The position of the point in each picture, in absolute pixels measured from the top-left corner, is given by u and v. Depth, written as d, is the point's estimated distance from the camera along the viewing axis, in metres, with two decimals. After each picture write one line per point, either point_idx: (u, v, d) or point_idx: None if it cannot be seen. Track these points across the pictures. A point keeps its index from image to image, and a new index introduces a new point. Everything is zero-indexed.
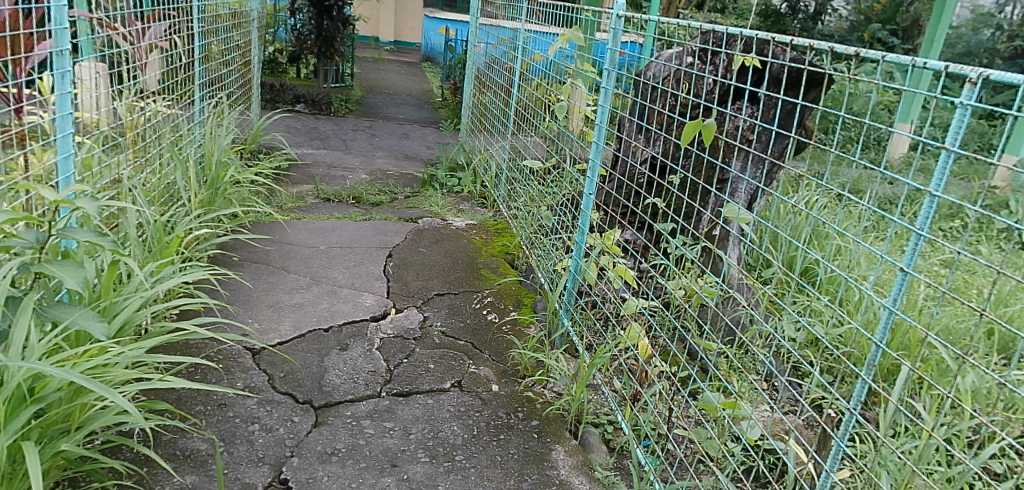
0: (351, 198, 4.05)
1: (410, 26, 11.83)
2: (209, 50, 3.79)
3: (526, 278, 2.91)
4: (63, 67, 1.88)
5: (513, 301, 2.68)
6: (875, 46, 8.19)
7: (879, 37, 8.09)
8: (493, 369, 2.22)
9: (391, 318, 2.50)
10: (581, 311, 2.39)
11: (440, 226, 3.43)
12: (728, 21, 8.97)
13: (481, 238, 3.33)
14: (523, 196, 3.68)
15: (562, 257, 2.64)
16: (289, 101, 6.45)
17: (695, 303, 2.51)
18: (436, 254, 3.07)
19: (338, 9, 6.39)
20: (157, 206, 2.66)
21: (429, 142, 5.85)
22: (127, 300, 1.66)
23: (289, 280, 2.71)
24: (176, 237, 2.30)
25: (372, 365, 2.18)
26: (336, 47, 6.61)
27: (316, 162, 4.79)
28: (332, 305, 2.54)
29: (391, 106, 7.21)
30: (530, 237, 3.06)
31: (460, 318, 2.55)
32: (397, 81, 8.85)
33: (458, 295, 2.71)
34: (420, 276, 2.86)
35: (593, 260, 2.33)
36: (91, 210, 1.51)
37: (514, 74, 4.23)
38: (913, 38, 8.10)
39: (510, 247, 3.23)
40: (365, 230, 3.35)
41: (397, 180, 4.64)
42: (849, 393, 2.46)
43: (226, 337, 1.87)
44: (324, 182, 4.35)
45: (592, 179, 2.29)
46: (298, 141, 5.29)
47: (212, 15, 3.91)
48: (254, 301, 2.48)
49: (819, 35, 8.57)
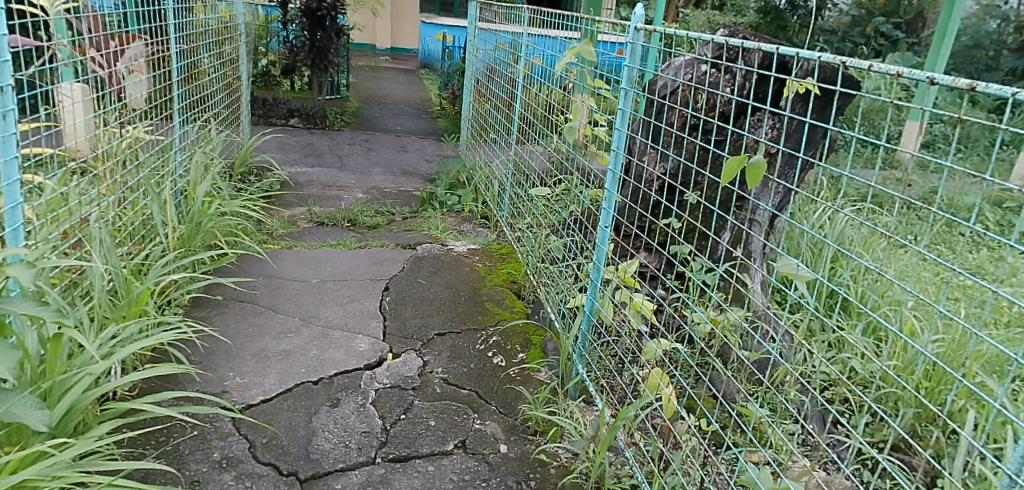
0: (346, 221, 3.83)
1: (405, 32, 11.60)
2: (194, 71, 3.58)
3: (534, 313, 2.67)
4: (5, 104, 1.69)
5: (521, 341, 2.46)
6: (880, 41, 7.96)
7: (884, 32, 7.86)
8: (500, 424, 2.00)
9: (388, 365, 2.28)
10: (597, 355, 2.16)
11: (439, 252, 3.20)
12: (727, 19, 8.74)
13: (484, 264, 3.10)
14: (529, 218, 3.46)
15: (573, 292, 2.41)
16: (282, 116, 6.23)
17: (719, 341, 2.30)
18: (437, 286, 2.84)
19: (331, 19, 6.22)
20: (133, 245, 2.46)
21: (428, 156, 5.63)
22: (76, 377, 1.46)
23: (277, 322, 2.49)
24: (145, 292, 2.07)
25: (365, 424, 1.96)
26: (330, 58, 6.40)
27: (311, 182, 4.57)
28: (322, 352, 2.31)
29: (387, 117, 6.99)
30: (537, 265, 2.83)
31: (463, 362, 2.32)
32: (394, 90, 8.64)
33: (461, 334, 2.49)
34: (420, 312, 2.63)
35: (609, 299, 2.10)
36: (28, 280, 1.31)
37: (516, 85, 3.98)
38: (917, 31, 7.88)
39: (516, 272, 3.01)
40: (360, 259, 3.13)
41: (395, 198, 4.41)
42: (893, 437, 2.22)
43: (197, 409, 1.66)
44: (318, 203, 4.14)
45: (608, 209, 2.05)
46: (291, 158, 5.08)
47: (198, 31, 3.73)
48: (236, 351, 2.26)
49: (820, 31, 8.31)
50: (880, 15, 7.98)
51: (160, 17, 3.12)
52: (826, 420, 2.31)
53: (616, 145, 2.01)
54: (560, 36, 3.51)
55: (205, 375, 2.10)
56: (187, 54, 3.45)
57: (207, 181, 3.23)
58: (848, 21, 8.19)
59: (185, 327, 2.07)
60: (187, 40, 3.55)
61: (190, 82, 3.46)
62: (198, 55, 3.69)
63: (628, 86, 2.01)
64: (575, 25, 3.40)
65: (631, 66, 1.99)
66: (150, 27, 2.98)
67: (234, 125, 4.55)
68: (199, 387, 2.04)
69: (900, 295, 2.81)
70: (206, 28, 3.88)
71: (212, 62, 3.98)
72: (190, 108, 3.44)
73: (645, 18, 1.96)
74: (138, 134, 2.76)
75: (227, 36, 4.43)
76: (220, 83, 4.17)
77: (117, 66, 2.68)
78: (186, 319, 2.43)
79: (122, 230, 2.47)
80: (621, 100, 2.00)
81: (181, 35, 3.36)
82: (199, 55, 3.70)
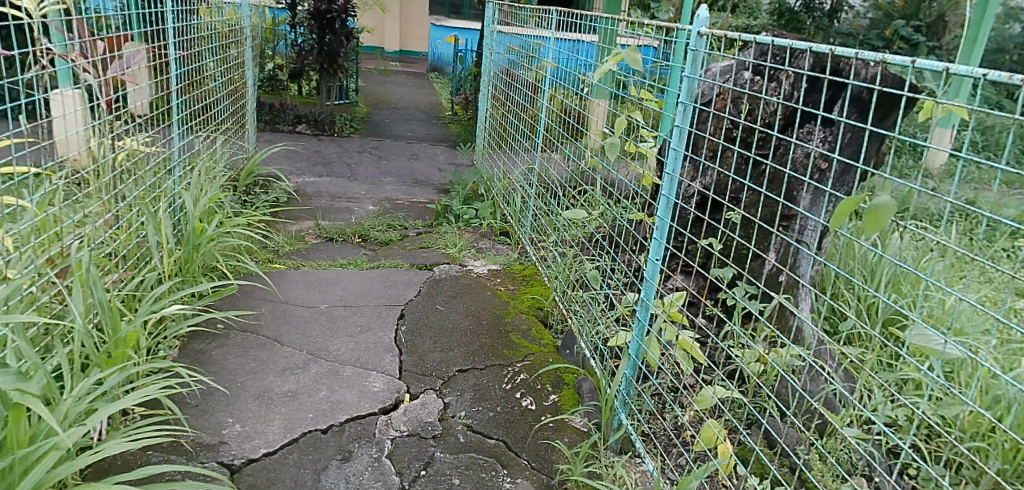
0: (357, 237, 3.60)
1: (413, 34, 11.38)
2: (196, 78, 3.34)
3: (565, 345, 2.43)
4: None
5: (551, 379, 2.22)
6: (900, 44, 7.59)
7: (904, 35, 7.51)
8: (533, 483, 1.77)
9: (405, 408, 2.04)
10: (641, 401, 1.91)
11: (458, 274, 2.96)
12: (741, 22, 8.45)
13: (506, 287, 2.86)
14: (555, 235, 3.22)
15: (612, 325, 2.16)
16: (289, 122, 6.01)
17: (772, 378, 2.08)
18: (456, 314, 2.60)
19: (341, 22, 6.00)
20: (125, 272, 2.24)
21: (440, 165, 5.39)
22: (43, 450, 1.27)
23: (282, 357, 2.26)
24: (132, 336, 1.81)
25: (381, 484, 1.72)
26: (339, 63, 6.18)
27: (318, 193, 4.34)
28: (332, 393, 2.07)
29: (397, 122, 6.77)
30: (566, 290, 2.60)
31: (488, 405, 2.08)
32: (404, 95, 8.42)
33: (485, 371, 2.25)
34: (439, 344, 2.39)
35: (656, 340, 1.83)
36: None
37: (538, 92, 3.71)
38: (938, 34, 7.54)
39: (542, 297, 2.77)
40: (372, 281, 2.89)
41: (408, 211, 4.18)
42: None
43: (190, 482, 1.44)
44: (326, 217, 3.91)
45: (659, 241, 1.72)
46: (299, 167, 4.87)
47: (202, 34, 3.50)
48: (237, 393, 2.03)
49: (837, 34, 7.97)
50: (900, 17, 7.64)
51: (160, 19, 2.89)
52: (896, 473, 2.06)
53: (671, 170, 1.62)
54: (578, 38, 3.28)
55: (202, 422, 1.87)
56: (188, 61, 3.19)
57: (210, 195, 2.99)
58: (866, 23, 7.87)
59: (181, 372, 1.83)
60: (187, 46, 3.30)
61: (191, 91, 3.22)
62: (200, 61, 3.45)
63: (686, 100, 1.59)
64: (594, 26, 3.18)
65: (693, 77, 1.57)
66: (148, 30, 2.75)
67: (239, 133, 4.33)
68: (193, 438, 1.81)
69: (968, 326, 2.55)
70: (209, 33, 3.63)
71: (215, 68, 3.74)
72: (192, 118, 3.21)
73: (708, 20, 1.57)
74: (131, 150, 2.52)
75: (232, 40, 4.18)
76: (224, 90, 3.94)
77: (110, 74, 2.47)
78: (183, 354, 2.21)
79: (112, 257, 2.24)
80: (679, 116, 1.58)
81: (182, 41, 3.11)
82: (201, 62, 3.45)
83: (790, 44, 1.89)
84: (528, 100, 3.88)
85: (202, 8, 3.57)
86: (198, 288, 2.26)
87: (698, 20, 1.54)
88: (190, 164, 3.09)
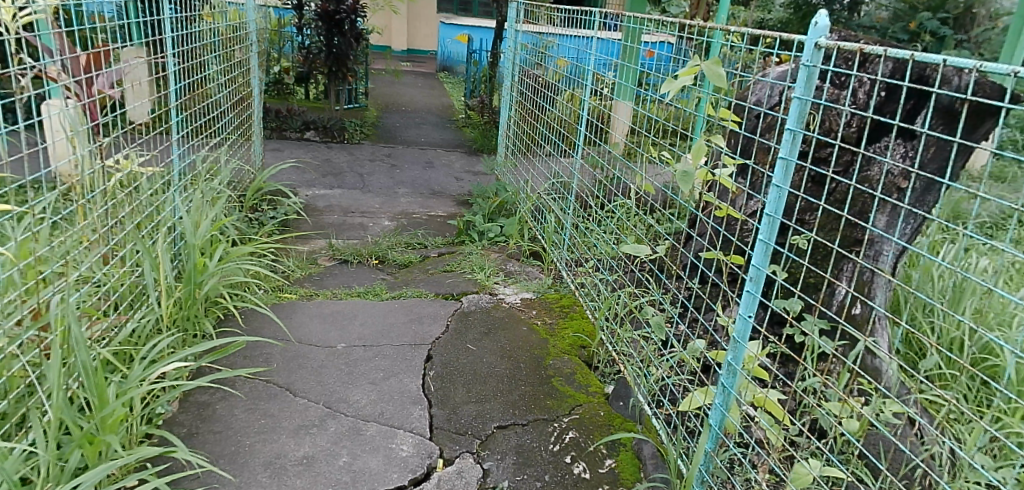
0: (374, 258, 3.31)
1: (421, 33, 11.09)
2: (198, 93, 3.07)
3: (617, 395, 2.14)
4: None
5: (605, 439, 1.93)
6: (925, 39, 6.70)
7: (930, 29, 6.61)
8: None
9: (439, 478, 1.76)
10: (721, 476, 1.63)
11: (488, 307, 2.67)
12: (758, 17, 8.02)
13: (544, 322, 2.57)
14: (594, 258, 2.93)
15: (678, 378, 1.88)
16: (297, 128, 5.71)
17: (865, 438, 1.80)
18: (491, 356, 2.31)
19: (350, 23, 5.69)
20: (118, 318, 1.96)
21: (456, 173, 5.11)
22: None
23: (296, 411, 1.98)
24: (119, 417, 1.53)
25: None
26: (348, 66, 5.88)
27: (330, 207, 4.06)
28: (355, 460, 1.79)
29: (409, 127, 6.47)
30: (614, 328, 2.30)
31: (534, 471, 1.80)
32: (414, 96, 8.13)
33: (528, 427, 1.96)
34: (474, 393, 2.11)
35: (743, 407, 1.54)
36: None
37: (569, 98, 3.40)
38: (964, 27, 6.68)
39: (584, 334, 2.48)
40: (394, 313, 2.61)
41: (427, 226, 3.89)
42: None
43: None
44: (340, 234, 3.63)
45: (751, 295, 1.44)
46: (308, 178, 4.59)
47: (203, 42, 3.21)
48: (244, 462, 1.75)
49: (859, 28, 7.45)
50: (925, 9, 6.68)
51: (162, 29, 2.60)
52: None
53: (773, 209, 1.36)
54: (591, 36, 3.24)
55: None
56: (189, 73, 2.92)
57: (213, 220, 2.71)
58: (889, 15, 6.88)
59: (177, 454, 1.59)
60: (188, 57, 3.02)
61: (192, 105, 2.94)
62: (202, 71, 3.16)
63: (795, 126, 1.31)
64: (606, 23, 3.14)
65: (804, 98, 1.28)
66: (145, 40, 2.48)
67: (246, 145, 4.05)
68: None
69: None
70: (212, 41, 3.35)
71: (220, 78, 3.48)
72: (194, 128, 2.96)
73: (827, 28, 1.27)
74: (127, 172, 2.27)
75: (236, 46, 3.89)
76: (229, 101, 3.66)
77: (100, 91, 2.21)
78: (184, 409, 1.93)
79: (108, 297, 1.99)
80: (783, 146, 1.32)
81: (183, 49, 2.83)
82: (204, 73, 3.17)
83: (919, 59, 1.44)
84: (543, 101, 3.78)
85: (203, 13, 3.28)
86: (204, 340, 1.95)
87: (814, 30, 1.25)
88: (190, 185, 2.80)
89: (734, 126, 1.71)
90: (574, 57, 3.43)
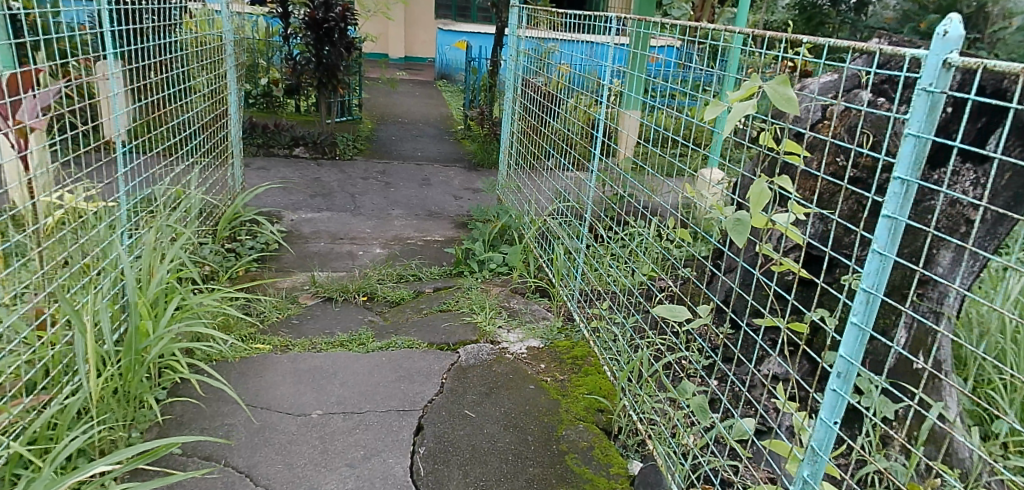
0: (362, 295, 2.96)
1: (419, 40, 10.73)
2: (149, 115, 2.74)
3: (644, 478, 1.79)
4: None
5: None
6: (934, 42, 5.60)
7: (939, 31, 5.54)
8: None
9: None
10: None
11: (489, 360, 2.31)
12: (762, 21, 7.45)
13: (554, 378, 2.22)
14: (609, 297, 2.57)
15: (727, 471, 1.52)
16: (285, 144, 5.36)
17: None
18: (493, 427, 1.96)
19: (340, 32, 5.26)
20: (35, 400, 1.60)
21: (454, 191, 4.76)
22: None
23: None
24: None
25: None
26: (340, 77, 5.45)
27: (317, 234, 3.71)
28: None
29: (406, 140, 6.13)
30: (638, 392, 1.95)
31: None
32: (413, 106, 7.82)
33: None
34: (472, 479, 1.76)
35: None
36: None
37: (578, 110, 3.03)
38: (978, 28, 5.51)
39: (601, 395, 2.12)
40: (379, 369, 2.25)
41: (422, 253, 3.54)
42: None
43: None
44: (326, 266, 3.28)
45: (838, 395, 1.09)
46: (295, 200, 4.26)
47: (156, 58, 2.83)
48: None
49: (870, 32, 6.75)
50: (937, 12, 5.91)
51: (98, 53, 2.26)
52: None
53: (871, 283, 1.01)
54: (596, 41, 2.97)
55: None
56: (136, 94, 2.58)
57: (174, 264, 2.34)
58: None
59: None
60: (137, 75, 2.74)
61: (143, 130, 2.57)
62: (156, 92, 2.87)
63: (905, 173, 0.97)
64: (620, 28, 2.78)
65: (924, 136, 0.95)
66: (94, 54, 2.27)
67: (222, 168, 3.72)
68: None
69: None
70: (174, 57, 3.05)
71: (183, 97, 3.12)
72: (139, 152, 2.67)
73: (959, 40, 0.94)
74: (64, 205, 1.95)
75: (211, 60, 3.55)
76: (199, 121, 3.35)
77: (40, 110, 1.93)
78: None
79: (27, 371, 1.64)
80: (890, 202, 0.99)
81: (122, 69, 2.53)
82: (159, 93, 2.87)
83: None
84: (544, 113, 3.47)
85: (161, 24, 2.91)
86: (143, 433, 1.59)
87: (952, 43, 0.91)
88: (144, 221, 2.44)
89: (805, 162, 1.27)
90: (577, 65, 3.14)
